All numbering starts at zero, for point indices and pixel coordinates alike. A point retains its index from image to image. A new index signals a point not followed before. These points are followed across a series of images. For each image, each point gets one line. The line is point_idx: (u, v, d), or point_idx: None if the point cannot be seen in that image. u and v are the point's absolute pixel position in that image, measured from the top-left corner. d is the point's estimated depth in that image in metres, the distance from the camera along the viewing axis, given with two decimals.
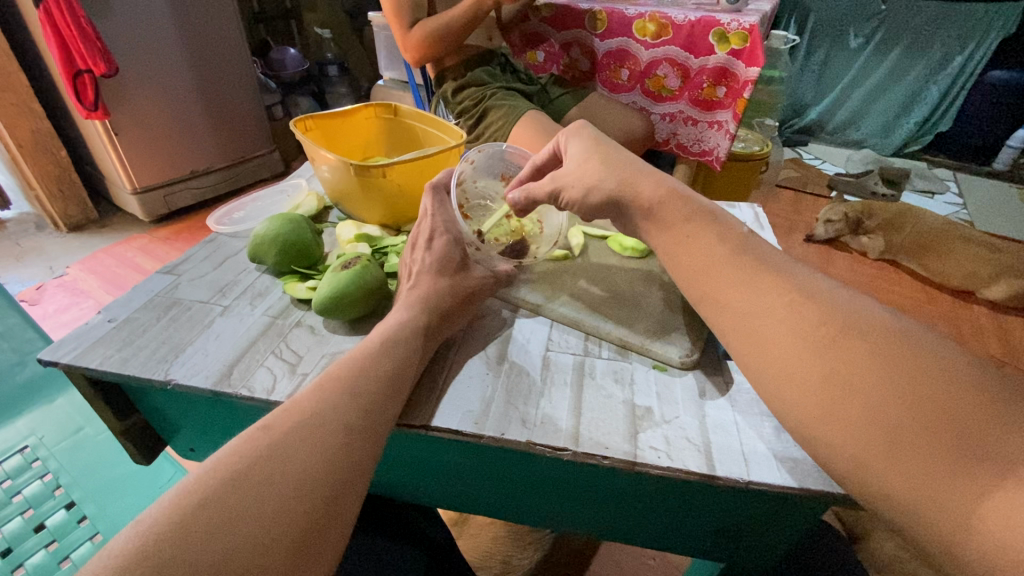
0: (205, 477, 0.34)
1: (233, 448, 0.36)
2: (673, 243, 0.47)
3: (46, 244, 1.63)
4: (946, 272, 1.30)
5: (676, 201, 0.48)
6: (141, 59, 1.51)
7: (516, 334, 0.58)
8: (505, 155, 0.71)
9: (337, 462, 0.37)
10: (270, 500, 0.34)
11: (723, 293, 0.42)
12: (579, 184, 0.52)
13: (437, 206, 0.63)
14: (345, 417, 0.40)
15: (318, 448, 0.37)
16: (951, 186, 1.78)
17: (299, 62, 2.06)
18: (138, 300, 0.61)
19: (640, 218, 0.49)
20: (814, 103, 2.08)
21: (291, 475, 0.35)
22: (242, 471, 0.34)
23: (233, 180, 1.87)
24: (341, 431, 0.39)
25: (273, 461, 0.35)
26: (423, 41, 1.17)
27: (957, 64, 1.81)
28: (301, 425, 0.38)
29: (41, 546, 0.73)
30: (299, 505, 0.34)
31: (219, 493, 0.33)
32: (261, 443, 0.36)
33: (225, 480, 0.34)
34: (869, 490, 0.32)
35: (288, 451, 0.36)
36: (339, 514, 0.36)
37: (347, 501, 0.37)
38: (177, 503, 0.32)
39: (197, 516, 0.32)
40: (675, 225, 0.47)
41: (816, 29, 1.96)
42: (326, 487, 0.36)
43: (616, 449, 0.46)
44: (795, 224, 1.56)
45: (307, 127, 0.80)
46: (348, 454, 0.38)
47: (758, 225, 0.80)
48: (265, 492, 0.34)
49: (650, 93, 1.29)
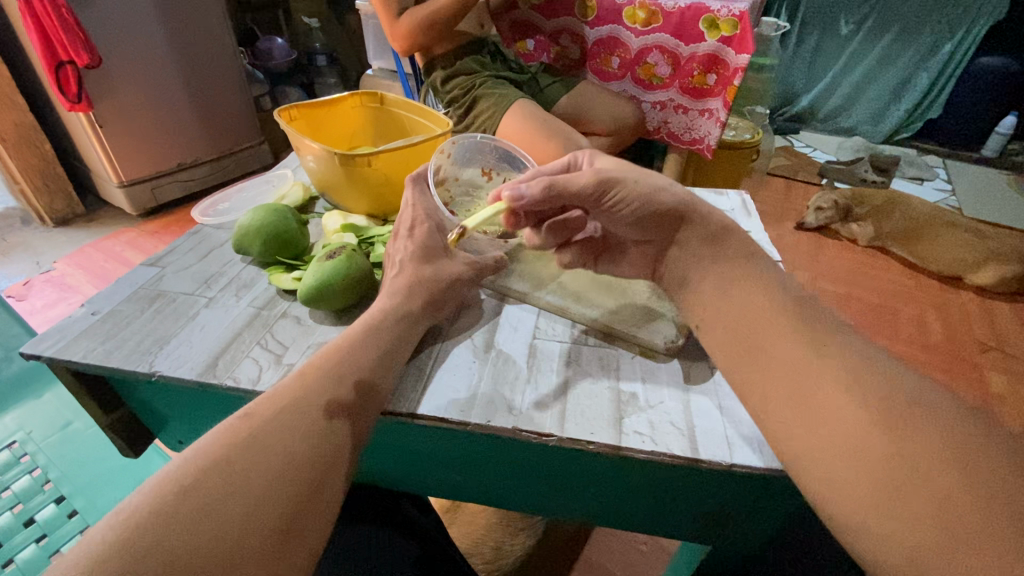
0: (186, 464, 0.34)
1: (215, 437, 0.36)
2: (733, 277, 0.49)
3: (32, 239, 1.61)
4: (933, 257, 1.32)
5: (733, 238, 0.52)
6: (125, 49, 1.48)
7: (503, 322, 0.58)
8: (479, 146, 0.72)
9: (320, 450, 0.37)
10: (253, 486, 0.34)
11: (775, 348, 0.43)
12: (644, 184, 0.52)
13: (419, 196, 0.62)
14: (329, 404, 0.40)
15: (302, 435, 0.37)
16: (940, 173, 1.79)
17: (287, 52, 2.03)
18: (121, 293, 0.60)
19: (699, 237, 0.52)
20: (805, 90, 2.06)
21: (272, 461, 0.35)
22: (224, 458, 0.34)
23: (222, 172, 1.85)
24: (324, 417, 0.39)
25: (254, 447, 0.35)
26: (411, 29, 1.16)
27: (947, 51, 1.81)
28: (283, 414, 0.38)
29: (32, 540, 0.73)
30: (281, 491, 0.35)
31: (201, 479, 0.33)
32: (243, 431, 0.36)
33: (207, 467, 0.34)
34: None
35: (270, 439, 0.36)
36: (323, 500, 0.36)
37: (330, 487, 0.37)
38: (157, 491, 0.32)
39: (177, 503, 0.32)
40: (731, 260, 0.50)
41: (808, 16, 1.93)
42: (309, 474, 0.36)
43: (601, 434, 0.46)
44: (785, 212, 1.57)
45: (292, 117, 0.80)
46: (331, 440, 0.38)
47: (745, 212, 0.80)
48: (246, 479, 0.34)
49: (641, 82, 1.29)
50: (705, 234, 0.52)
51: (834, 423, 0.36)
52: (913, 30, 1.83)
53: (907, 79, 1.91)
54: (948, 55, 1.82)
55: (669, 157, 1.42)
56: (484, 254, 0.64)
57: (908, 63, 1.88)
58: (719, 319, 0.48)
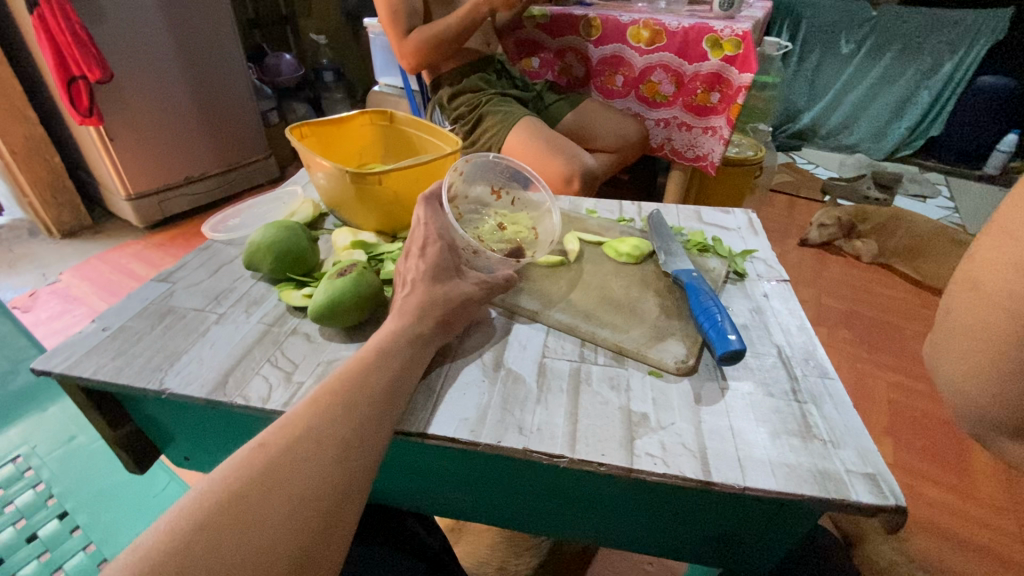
0: (201, 497, 0.34)
1: (229, 466, 0.36)
2: None
3: (39, 251, 1.62)
4: (936, 275, 1.47)
5: None
6: (135, 65, 1.51)
7: (512, 341, 0.58)
8: (493, 163, 0.75)
9: (332, 482, 0.37)
10: (269, 521, 0.34)
11: None
12: None
13: (431, 214, 0.62)
14: (342, 430, 0.40)
15: (316, 465, 0.37)
16: (943, 190, 2.01)
17: (294, 67, 2.07)
18: (132, 309, 0.60)
19: None
20: (808, 108, 2.34)
21: (287, 493, 0.35)
22: (239, 491, 0.34)
23: (229, 186, 1.87)
24: (338, 445, 0.39)
25: (271, 477, 0.35)
26: (418, 48, 1.18)
27: (947, 70, 2.04)
28: (298, 442, 0.38)
29: (34, 556, 0.72)
30: (296, 521, 0.35)
31: (216, 512, 0.33)
32: (259, 462, 0.36)
33: (223, 499, 0.34)
34: None
35: (285, 470, 0.36)
36: (335, 531, 0.36)
37: (344, 515, 0.37)
38: (173, 525, 0.32)
39: (191, 540, 0.32)
40: None
41: (808, 36, 2.24)
42: (323, 504, 0.36)
43: (613, 455, 0.46)
44: (790, 229, 1.75)
45: (302, 134, 0.81)
46: (345, 465, 0.38)
47: (752, 230, 0.80)
48: (260, 511, 0.34)
49: (645, 99, 1.35)
50: None
51: None
52: (914, 50, 2.08)
53: (910, 94, 2.14)
54: (949, 73, 2.04)
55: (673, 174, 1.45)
56: (493, 272, 0.65)
57: (909, 82, 2.12)
58: None
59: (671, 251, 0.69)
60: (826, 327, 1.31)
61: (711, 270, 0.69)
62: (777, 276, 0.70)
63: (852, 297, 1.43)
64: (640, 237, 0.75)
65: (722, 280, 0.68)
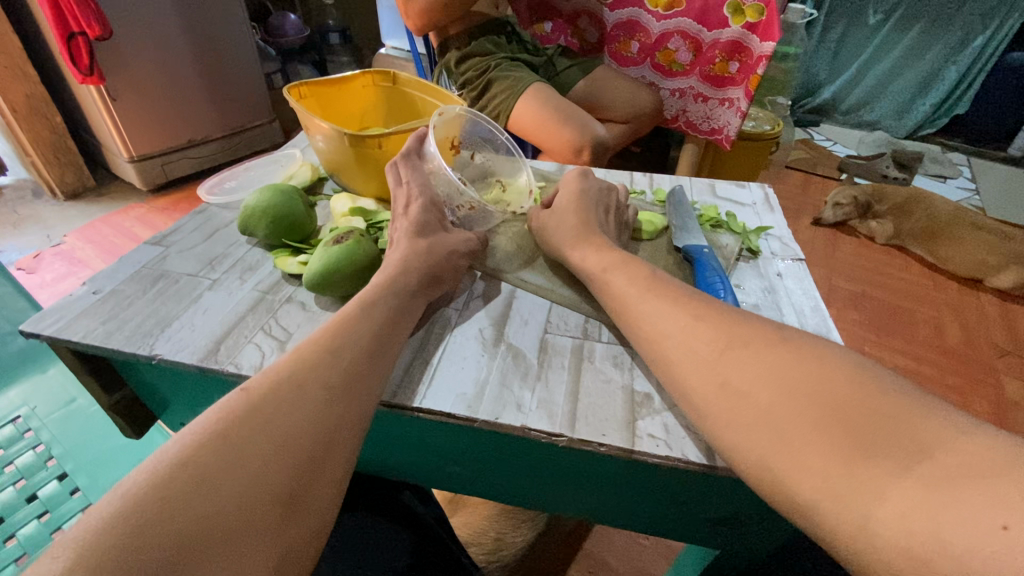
0: (186, 441, 0.35)
1: (216, 412, 0.37)
2: (810, 372, 0.38)
3: (42, 212, 1.60)
4: (953, 259, 1.47)
5: (784, 373, 0.39)
6: (134, 22, 1.45)
7: (515, 313, 0.56)
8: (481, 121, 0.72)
9: (319, 425, 0.39)
10: (255, 457, 0.36)
11: (842, 393, 0.36)
12: None
13: (411, 172, 0.63)
14: (329, 377, 0.42)
15: (302, 409, 0.39)
16: (964, 171, 1.97)
17: (299, 28, 2.01)
18: (123, 272, 0.59)
19: (771, 357, 0.40)
20: (828, 82, 2.25)
21: (273, 435, 0.37)
22: (222, 432, 0.36)
23: (233, 151, 1.84)
24: (323, 390, 0.41)
25: (255, 418, 0.37)
26: (426, 8, 1.12)
27: (978, 44, 1.97)
28: (278, 388, 0.40)
29: (34, 516, 0.73)
30: (282, 459, 0.36)
31: (199, 452, 0.34)
32: (242, 406, 0.38)
33: (207, 442, 0.35)
34: (840, 515, 0.33)
35: (273, 411, 0.38)
36: (325, 469, 0.38)
37: (331, 459, 0.39)
38: (157, 466, 0.33)
39: (173, 477, 0.33)
40: (807, 368, 0.39)
41: (834, 6, 2.10)
42: (306, 450, 0.38)
43: (613, 436, 0.44)
44: (803, 207, 1.73)
45: (301, 94, 0.77)
46: (333, 410, 0.40)
47: (768, 207, 0.77)
48: (244, 453, 0.36)
49: (661, 68, 1.30)
50: (778, 361, 0.40)
51: (830, 449, 0.34)
52: (944, 21, 2.00)
53: (936, 71, 2.07)
54: (979, 48, 1.98)
55: (686, 148, 1.41)
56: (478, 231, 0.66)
57: (936, 57, 2.05)
58: (801, 366, 0.39)
59: (683, 225, 0.66)
60: (835, 308, 1.34)
61: (723, 247, 0.66)
62: (792, 255, 0.67)
63: (863, 279, 1.45)
64: (653, 212, 0.72)
65: (735, 257, 0.65)
